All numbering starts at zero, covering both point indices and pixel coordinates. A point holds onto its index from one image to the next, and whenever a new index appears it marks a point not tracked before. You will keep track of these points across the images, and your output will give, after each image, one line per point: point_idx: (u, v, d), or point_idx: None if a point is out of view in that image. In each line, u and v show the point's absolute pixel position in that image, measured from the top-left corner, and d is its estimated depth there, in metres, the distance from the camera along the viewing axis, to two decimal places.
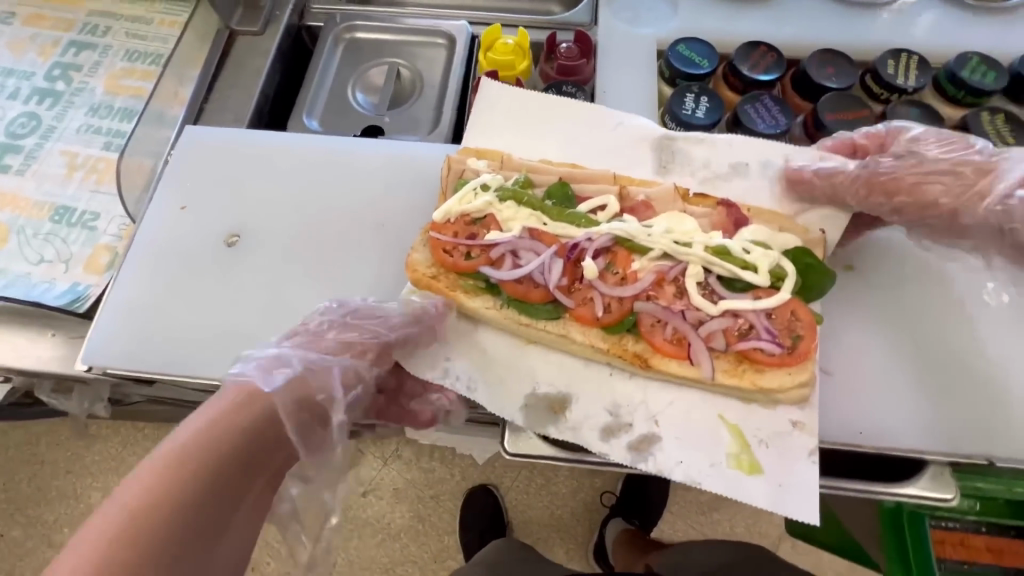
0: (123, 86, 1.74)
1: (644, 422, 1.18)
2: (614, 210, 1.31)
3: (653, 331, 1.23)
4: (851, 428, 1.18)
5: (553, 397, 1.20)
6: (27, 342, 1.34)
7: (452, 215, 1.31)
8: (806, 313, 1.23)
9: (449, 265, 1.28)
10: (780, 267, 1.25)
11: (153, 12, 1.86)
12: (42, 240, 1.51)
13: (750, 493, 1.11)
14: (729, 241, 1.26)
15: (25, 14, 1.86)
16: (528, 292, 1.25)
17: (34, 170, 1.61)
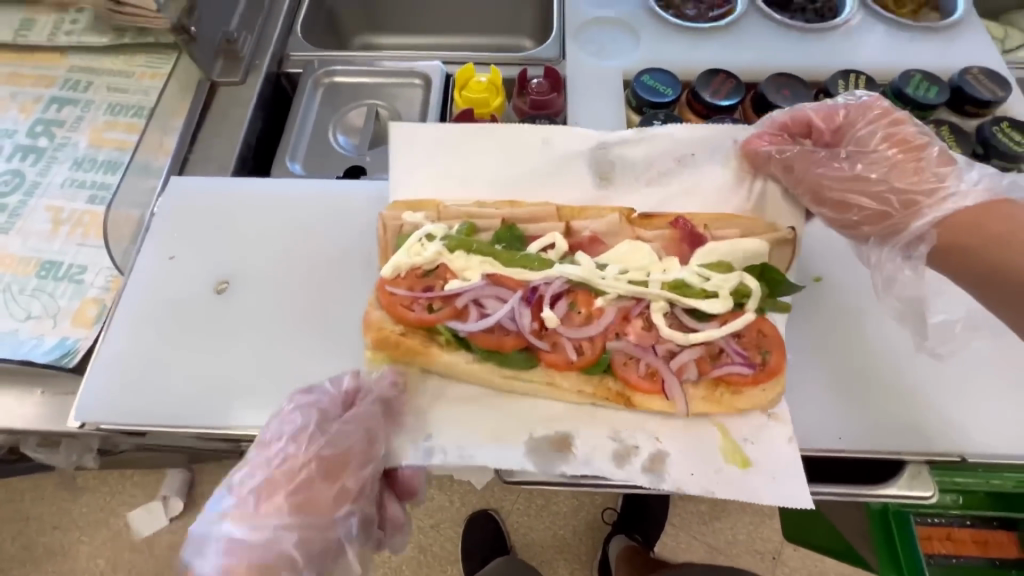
0: (106, 138, 1.78)
1: (648, 442, 1.22)
2: (563, 248, 1.36)
3: (626, 369, 1.28)
4: (831, 434, 1.22)
5: (553, 436, 1.22)
6: (18, 401, 1.34)
7: (400, 269, 1.33)
8: (771, 328, 1.32)
9: (412, 321, 1.29)
10: (743, 285, 1.32)
11: (134, 66, 1.90)
12: (30, 295, 1.51)
13: (753, 489, 1.16)
14: (684, 275, 1.32)
15: (5, 73, 1.89)
16: (502, 341, 1.29)
17: (19, 227, 1.62)
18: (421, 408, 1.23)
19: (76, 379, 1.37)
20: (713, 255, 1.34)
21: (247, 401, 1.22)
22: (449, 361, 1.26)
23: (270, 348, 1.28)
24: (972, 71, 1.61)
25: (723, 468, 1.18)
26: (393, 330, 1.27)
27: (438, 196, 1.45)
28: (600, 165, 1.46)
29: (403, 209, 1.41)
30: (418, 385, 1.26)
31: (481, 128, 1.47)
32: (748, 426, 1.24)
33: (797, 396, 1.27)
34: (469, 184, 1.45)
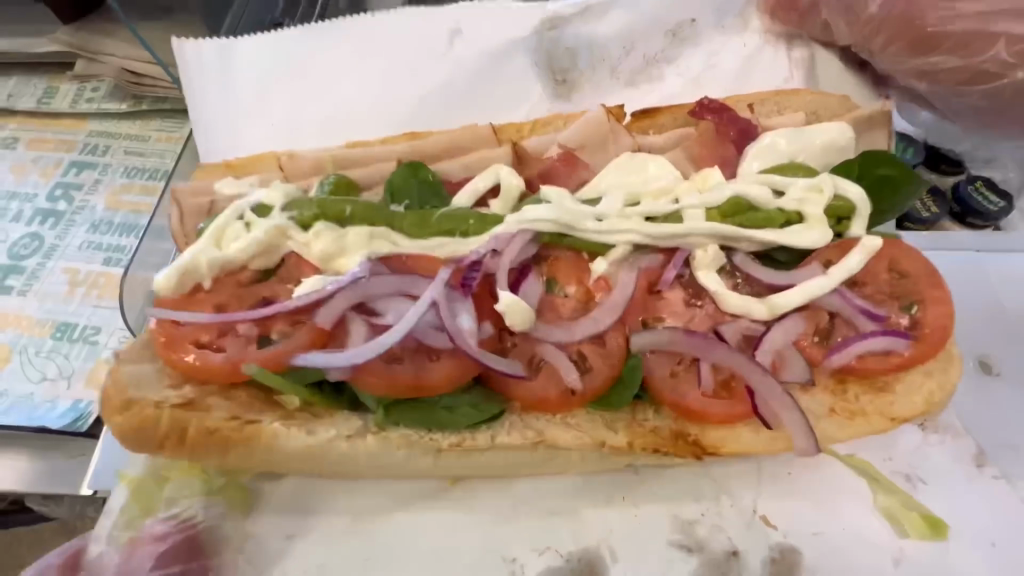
0: (122, 201, 1.86)
1: (761, 547, 1.26)
2: (510, 183, 1.35)
3: (664, 387, 1.22)
4: (984, 538, 1.25)
5: (592, 557, 1.27)
6: (34, 468, 1.39)
7: (201, 270, 1.21)
8: (908, 265, 1.30)
9: (227, 369, 1.17)
10: (848, 201, 1.31)
11: (150, 129, 2.00)
12: (44, 358, 1.56)
13: (949, 556, 1.24)
14: (743, 203, 1.28)
15: (28, 138, 1.99)
16: (417, 370, 1.16)
17: (37, 290, 1.68)
18: (475, 500, 1.33)
19: (89, 442, 1.41)
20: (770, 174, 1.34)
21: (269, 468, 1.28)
22: (277, 435, 1.23)
23: (255, 396, 1.25)
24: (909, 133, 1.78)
25: (903, 556, 1.25)
26: (164, 403, 1.23)
27: (308, 141, 1.62)
28: (547, 63, 1.68)
29: (225, 174, 1.50)
30: (245, 520, 1.28)
31: (374, 45, 1.66)
32: (899, 464, 1.34)
33: (918, 490, 1.30)
34: (353, 107, 1.64)
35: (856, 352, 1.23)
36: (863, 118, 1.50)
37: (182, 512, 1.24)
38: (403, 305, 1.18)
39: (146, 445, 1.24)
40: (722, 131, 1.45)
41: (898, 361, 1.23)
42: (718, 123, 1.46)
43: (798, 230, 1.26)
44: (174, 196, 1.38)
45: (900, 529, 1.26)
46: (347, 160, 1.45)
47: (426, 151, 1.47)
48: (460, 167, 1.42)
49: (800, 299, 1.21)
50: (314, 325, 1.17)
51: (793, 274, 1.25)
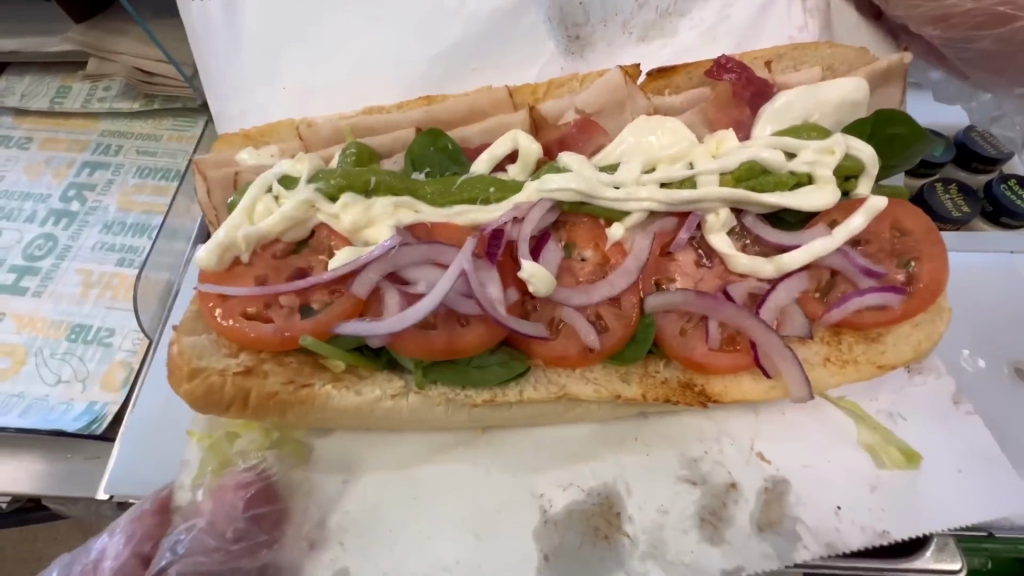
0: (135, 202, 1.85)
1: (757, 479, 1.23)
2: (525, 148, 1.31)
3: (678, 345, 1.23)
4: (951, 466, 1.22)
5: (604, 495, 1.23)
6: (51, 469, 1.39)
7: (238, 246, 1.19)
8: (909, 224, 1.29)
9: (271, 339, 1.17)
10: (856, 162, 1.28)
11: (162, 129, 1.99)
12: (59, 359, 1.56)
13: (922, 488, 1.20)
14: (754, 167, 1.25)
15: (41, 138, 1.98)
16: (463, 338, 1.17)
17: (51, 291, 1.68)
18: (497, 443, 1.32)
19: (105, 445, 1.42)
20: (782, 137, 1.29)
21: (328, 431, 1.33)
22: (330, 397, 1.25)
23: (304, 362, 1.28)
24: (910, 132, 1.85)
25: (880, 483, 1.21)
26: (227, 370, 1.25)
27: (320, 107, 1.58)
28: (559, 19, 1.58)
29: (244, 145, 1.46)
30: (301, 471, 1.27)
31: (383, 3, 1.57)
32: (883, 402, 1.32)
33: (899, 427, 1.28)
34: (356, 63, 1.57)
35: (853, 308, 1.23)
36: (880, 71, 1.41)
37: (258, 464, 1.25)
38: (437, 273, 1.17)
39: (212, 406, 1.25)
40: (738, 92, 1.38)
41: (891, 316, 1.25)
42: (735, 83, 1.38)
43: (811, 192, 1.24)
44: (198, 168, 1.36)
45: (877, 460, 1.23)
46: (366, 128, 1.42)
47: (448, 117, 1.42)
48: (479, 131, 1.38)
49: (804, 260, 1.20)
50: (352, 296, 1.17)
51: (799, 236, 1.24)
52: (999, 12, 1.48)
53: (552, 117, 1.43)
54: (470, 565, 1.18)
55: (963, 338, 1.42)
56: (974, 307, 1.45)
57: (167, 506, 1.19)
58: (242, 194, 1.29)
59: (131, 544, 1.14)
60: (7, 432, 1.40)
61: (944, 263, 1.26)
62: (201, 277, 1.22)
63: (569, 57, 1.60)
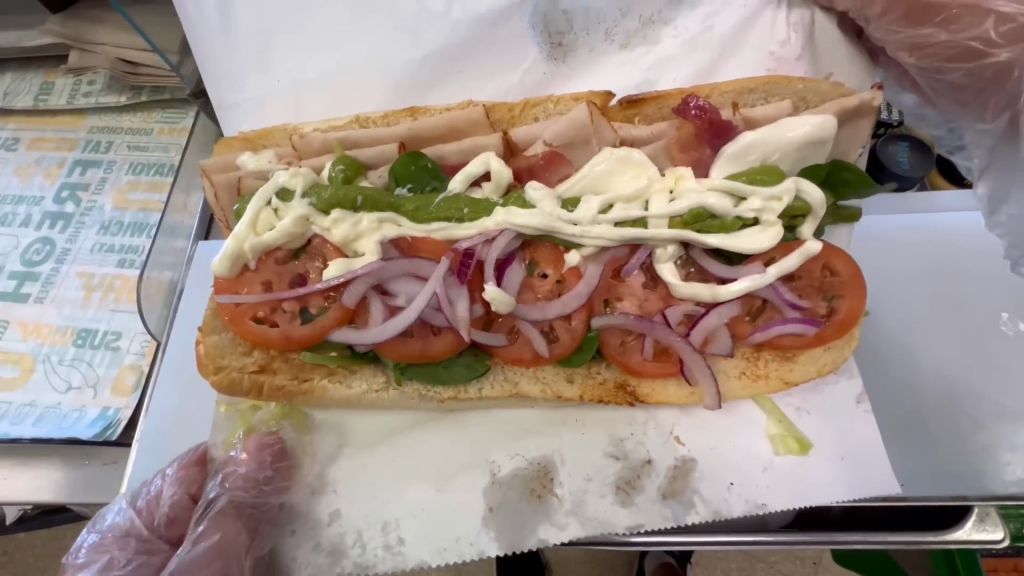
0: (130, 200, 1.79)
1: (671, 455, 1.20)
2: (496, 171, 1.20)
3: (624, 355, 1.21)
4: (834, 453, 1.16)
5: (537, 467, 1.19)
6: (68, 475, 1.38)
7: (245, 255, 1.17)
8: (840, 263, 1.20)
9: (279, 341, 1.18)
10: (803, 200, 1.18)
11: (151, 122, 1.92)
12: (68, 366, 1.53)
13: (820, 477, 1.14)
14: (708, 205, 1.15)
15: (29, 138, 1.91)
16: (428, 345, 1.18)
17: (53, 297, 1.64)
18: (461, 419, 1.27)
19: (123, 450, 1.40)
20: (733, 180, 1.17)
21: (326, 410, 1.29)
22: (328, 390, 1.26)
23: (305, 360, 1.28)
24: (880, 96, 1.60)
25: (773, 465, 1.16)
26: (246, 367, 1.27)
27: (313, 109, 1.46)
28: (543, 24, 1.37)
29: (245, 148, 1.38)
30: (309, 435, 1.25)
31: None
32: (793, 398, 1.24)
33: (800, 420, 1.21)
34: (339, 69, 1.41)
35: (775, 335, 1.19)
36: (850, 107, 1.20)
37: (277, 429, 1.23)
38: (419, 287, 1.15)
39: (240, 394, 1.26)
40: (700, 133, 1.21)
41: (814, 346, 1.19)
42: (700, 122, 1.20)
43: (754, 235, 1.15)
44: (204, 175, 1.30)
45: (773, 447, 1.18)
46: (353, 141, 1.28)
47: (422, 135, 1.28)
48: (458, 149, 1.25)
49: (739, 292, 1.14)
50: (341, 305, 1.16)
51: (735, 269, 1.17)
52: (974, 45, 1.12)
53: (522, 146, 1.25)
54: (435, 511, 1.16)
55: (1005, 301, 1.35)
56: (953, 278, 1.37)
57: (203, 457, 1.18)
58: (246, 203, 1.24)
59: (181, 486, 1.13)
60: (23, 444, 1.38)
61: (862, 286, 1.20)
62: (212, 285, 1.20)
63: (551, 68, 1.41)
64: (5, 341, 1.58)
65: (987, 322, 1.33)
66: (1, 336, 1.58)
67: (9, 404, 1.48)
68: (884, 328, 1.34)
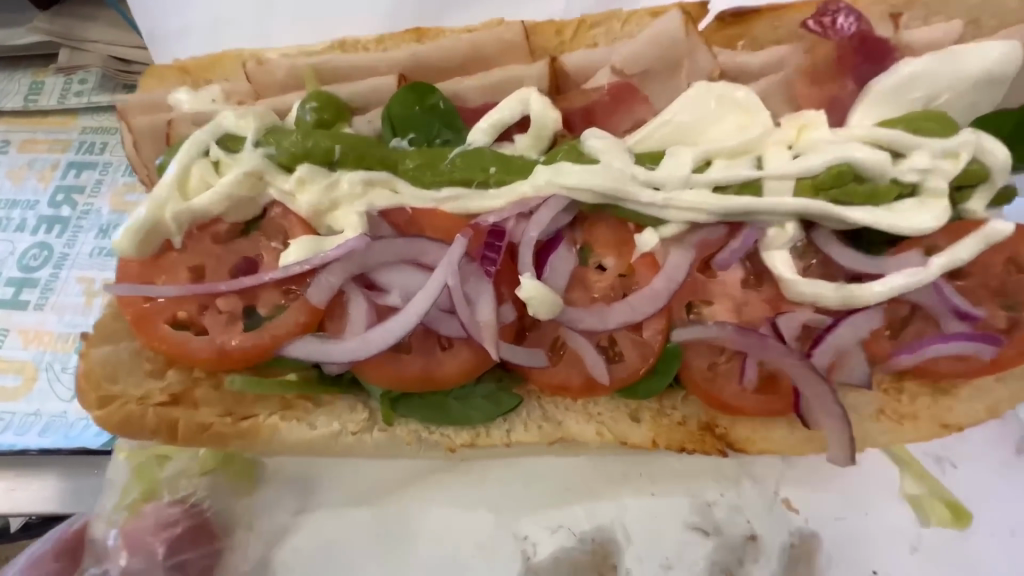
0: (128, 202, 1.75)
1: (784, 532, 1.24)
2: (535, 114, 1.18)
3: (728, 392, 1.13)
4: (1005, 529, 1.22)
5: (597, 546, 1.24)
6: (77, 486, 1.35)
7: (167, 224, 1.12)
8: (1020, 261, 1.12)
9: (216, 354, 1.10)
10: (979, 167, 1.13)
11: None
12: (72, 374, 1.50)
13: (974, 548, 1.22)
14: (852, 163, 1.10)
15: (19, 140, 1.86)
16: (444, 363, 1.12)
17: (53, 303, 1.60)
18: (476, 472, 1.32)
19: None
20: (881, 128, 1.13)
21: (342, 463, 1.32)
22: (278, 430, 1.20)
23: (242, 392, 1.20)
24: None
25: (920, 543, 1.23)
26: (146, 399, 1.19)
27: (282, 35, 1.51)
28: None
29: (180, 78, 1.36)
30: (250, 495, 1.28)
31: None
32: (935, 451, 1.31)
33: (947, 474, 1.29)
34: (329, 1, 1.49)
35: (929, 354, 1.10)
36: None
37: (188, 495, 1.22)
38: (411, 279, 1.10)
39: (148, 428, 1.19)
40: (847, 57, 1.20)
41: (972, 365, 1.11)
42: (847, 40, 1.20)
43: (908, 208, 1.11)
44: (123, 116, 1.28)
45: (921, 516, 1.23)
46: (335, 72, 1.28)
47: (427, 65, 1.28)
48: (480, 88, 1.25)
49: (884, 295, 1.06)
50: (308, 303, 1.10)
51: (883, 260, 1.10)
52: None
53: (570, 76, 1.27)
54: None
55: None
56: None
57: (76, 541, 1.21)
58: (173, 153, 1.20)
59: None
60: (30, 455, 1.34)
61: None
62: (121, 278, 1.14)
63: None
64: (6, 350, 1.54)
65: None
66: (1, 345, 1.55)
67: (13, 414, 1.46)
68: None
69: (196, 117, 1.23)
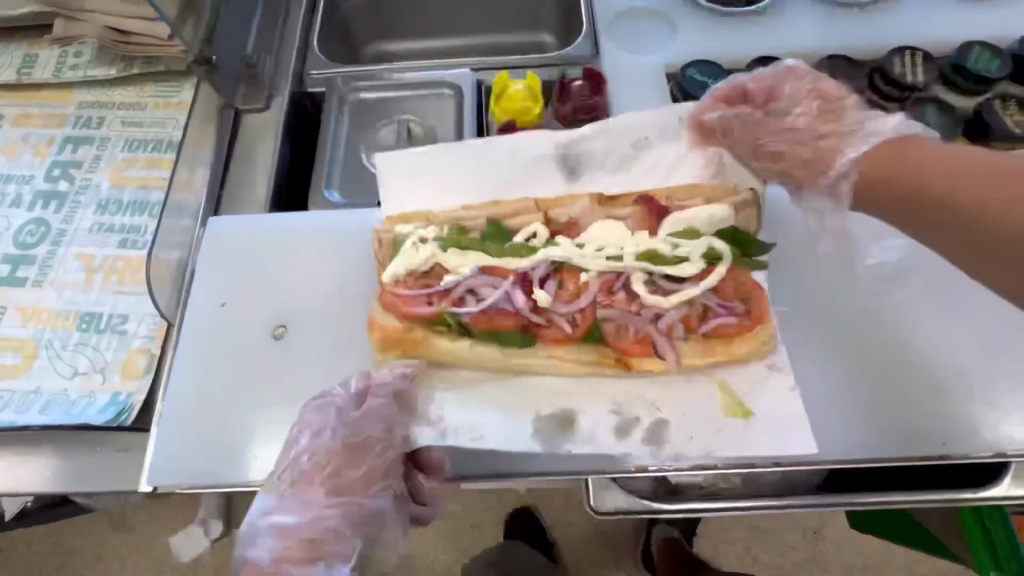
0: (128, 177, 1.70)
1: (646, 411, 1.16)
2: (545, 235, 1.29)
3: (619, 335, 1.24)
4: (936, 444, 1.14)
5: (559, 415, 1.16)
6: (80, 463, 1.31)
7: (399, 270, 1.27)
8: (748, 279, 1.28)
9: (416, 317, 1.24)
10: (714, 247, 1.28)
11: (145, 96, 1.81)
12: (73, 351, 1.46)
13: (764, 447, 1.12)
14: (655, 244, 1.27)
15: (12, 114, 1.80)
16: (497, 321, 1.24)
17: (51, 279, 1.56)
18: (522, 376, 1.21)
19: (135, 436, 1.33)
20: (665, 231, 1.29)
21: (342, 358, 1.25)
22: (454, 348, 1.22)
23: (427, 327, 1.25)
24: (834, 61, 1.55)
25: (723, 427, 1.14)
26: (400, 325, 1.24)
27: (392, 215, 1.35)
28: (568, 165, 1.36)
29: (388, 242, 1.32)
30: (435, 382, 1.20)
31: (467, 142, 1.39)
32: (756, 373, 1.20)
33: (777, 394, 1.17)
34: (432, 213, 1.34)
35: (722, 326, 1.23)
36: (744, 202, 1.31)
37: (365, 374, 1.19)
38: (494, 287, 1.26)
39: (392, 349, 1.22)
40: (646, 213, 1.31)
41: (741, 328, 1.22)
42: (639, 201, 1.32)
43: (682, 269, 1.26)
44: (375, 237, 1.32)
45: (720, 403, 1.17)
46: (461, 218, 1.33)
47: (506, 215, 1.33)
48: (517, 204, 1.33)
49: (675, 302, 1.24)
50: (451, 296, 1.27)
51: (673, 288, 1.26)
52: None
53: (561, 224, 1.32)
54: (506, 433, 1.13)
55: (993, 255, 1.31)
56: None
57: (367, 394, 1.16)
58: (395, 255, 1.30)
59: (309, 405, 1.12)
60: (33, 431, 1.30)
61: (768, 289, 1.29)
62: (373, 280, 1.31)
63: (574, 181, 1.36)
64: (3, 328, 1.50)
65: (955, 291, 1.28)
66: None
67: (11, 392, 1.41)
68: (810, 283, 1.31)
69: (394, 239, 1.32)
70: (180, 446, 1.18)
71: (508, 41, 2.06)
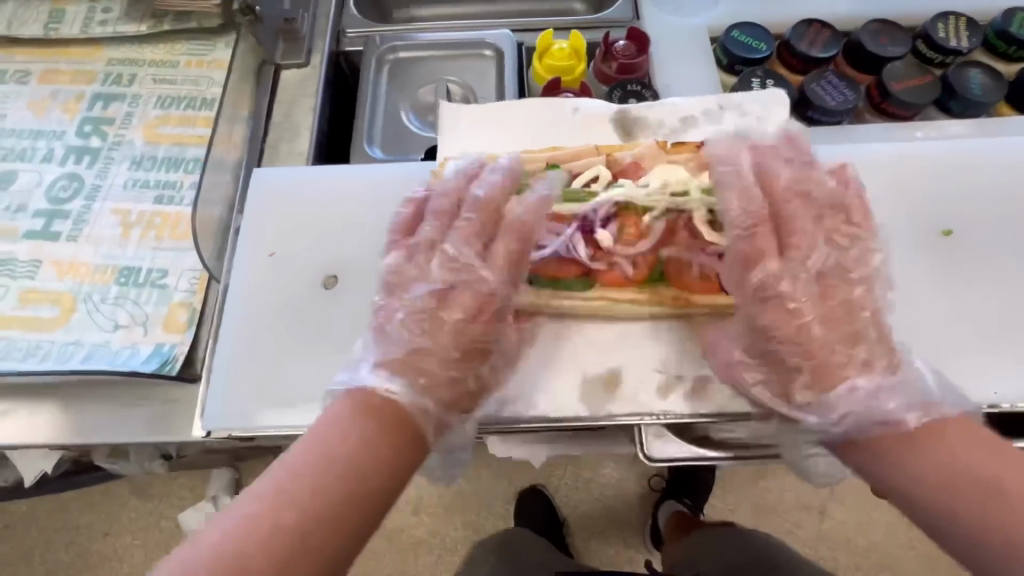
0: (161, 134, 1.67)
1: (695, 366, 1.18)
2: (607, 178, 1.28)
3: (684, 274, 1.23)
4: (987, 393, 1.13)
5: (606, 374, 1.18)
6: (124, 413, 1.30)
7: None
8: None
9: None
10: None
11: (176, 54, 1.78)
12: (112, 305, 1.44)
13: None
14: None
15: (40, 70, 1.77)
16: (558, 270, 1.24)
17: (87, 234, 1.54)
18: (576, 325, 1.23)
19: (182, 388, 1.33)
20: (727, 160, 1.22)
21: None
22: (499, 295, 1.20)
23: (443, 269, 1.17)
24: (877, 24, 1.53)
25: None
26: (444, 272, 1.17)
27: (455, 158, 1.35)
28: (628, 126, 1.39)
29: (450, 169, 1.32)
30: None
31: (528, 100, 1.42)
32: None
33: None
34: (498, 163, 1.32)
35: None
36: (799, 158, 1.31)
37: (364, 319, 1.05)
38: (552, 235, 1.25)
39: None
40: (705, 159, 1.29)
41: None
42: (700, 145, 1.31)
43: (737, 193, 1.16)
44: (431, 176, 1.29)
45: None
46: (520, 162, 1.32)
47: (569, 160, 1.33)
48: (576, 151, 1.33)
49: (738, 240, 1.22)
50: None
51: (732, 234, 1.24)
52: None
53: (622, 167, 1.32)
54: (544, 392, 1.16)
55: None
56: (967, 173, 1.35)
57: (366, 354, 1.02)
58: None
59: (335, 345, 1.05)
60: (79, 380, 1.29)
61: None
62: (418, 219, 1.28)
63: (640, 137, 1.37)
64: (40, 281, 1.48)
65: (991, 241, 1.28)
66: (34, 276, 1.48)
67: (50, 344, 1.39)
68: None
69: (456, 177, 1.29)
70: (234, 390, 1.18)
71: (541, 7, 2.04)
